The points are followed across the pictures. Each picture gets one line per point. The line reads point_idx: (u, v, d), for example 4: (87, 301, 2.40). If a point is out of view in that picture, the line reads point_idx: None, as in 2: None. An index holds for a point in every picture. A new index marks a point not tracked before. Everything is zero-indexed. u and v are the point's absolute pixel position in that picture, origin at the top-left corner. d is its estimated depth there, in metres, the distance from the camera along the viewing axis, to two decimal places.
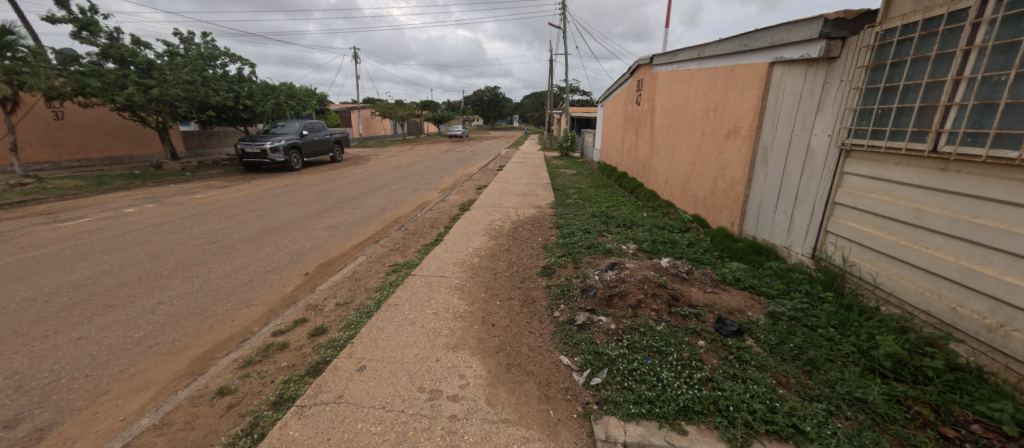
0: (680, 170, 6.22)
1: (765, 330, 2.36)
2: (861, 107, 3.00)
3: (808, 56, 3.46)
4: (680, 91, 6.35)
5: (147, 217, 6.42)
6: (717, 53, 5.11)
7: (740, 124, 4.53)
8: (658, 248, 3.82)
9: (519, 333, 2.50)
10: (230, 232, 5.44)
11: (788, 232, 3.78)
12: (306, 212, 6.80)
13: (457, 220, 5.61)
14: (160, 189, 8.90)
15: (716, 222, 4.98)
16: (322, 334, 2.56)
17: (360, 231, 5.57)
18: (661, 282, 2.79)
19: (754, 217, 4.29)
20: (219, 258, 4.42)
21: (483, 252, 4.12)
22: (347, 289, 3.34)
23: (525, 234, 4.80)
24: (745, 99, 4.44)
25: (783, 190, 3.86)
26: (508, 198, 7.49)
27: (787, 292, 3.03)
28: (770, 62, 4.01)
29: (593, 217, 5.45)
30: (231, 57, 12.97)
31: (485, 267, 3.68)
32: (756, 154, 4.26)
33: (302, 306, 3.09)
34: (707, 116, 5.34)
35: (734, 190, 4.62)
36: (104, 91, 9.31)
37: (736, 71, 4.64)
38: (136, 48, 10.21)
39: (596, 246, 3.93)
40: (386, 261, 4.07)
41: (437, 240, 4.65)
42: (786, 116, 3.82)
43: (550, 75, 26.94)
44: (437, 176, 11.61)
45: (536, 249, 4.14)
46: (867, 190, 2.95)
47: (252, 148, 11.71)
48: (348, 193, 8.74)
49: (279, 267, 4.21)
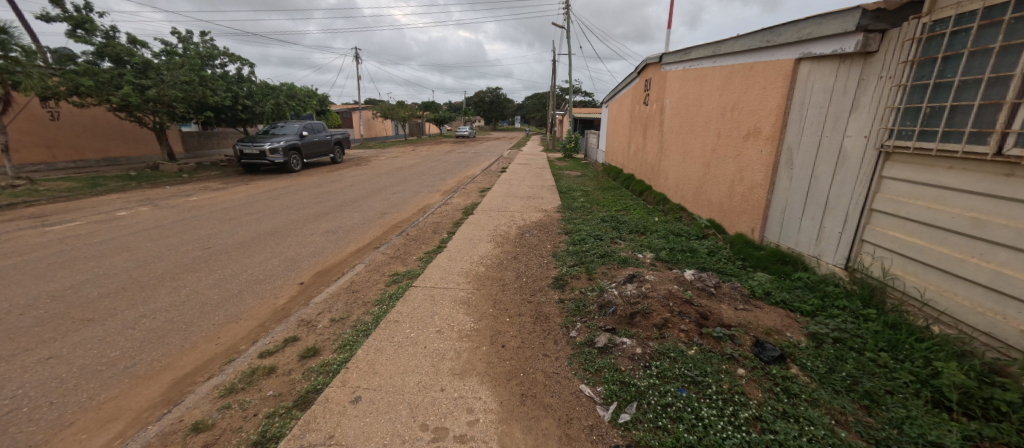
0: (693, 173, 5.96)
1: (810, 355, 2.10)
2: (905, 106, 2.75)
3: (841, 50, 3.21)
4: (693, 90, 6.10)
5: (139, 221, 6.19)
6: (734, 50, 4.87)
7: (761, 125, 4.27)
8: (677, 257, 3.56)
9: (532, 356, 2.24)
10: (224, 238, 5.20)
11: (817, 240, 3.52)
12: (303, 215, 6.57)
13: (461, 225, 5.37)
14: (155, 191, 8.69)
15: (734, 228, 4.73)
16: (314, 356, 2.31)
17: (359, 237, 5.32)
18: (688, 299, 2.54)
19: (778, 223, 4.02)
20: (210, 266, 4.17)
21: (489, 261, 3.86)
22: (343, 302, 3.09)
23: (533, 240, 4.55)
24: (767, 98, 4.19)
25: (811, 196, 3.60)
26: (513, 201, 7.23)
27: (823, 308, 2.77)
28: (796, 58, 3.76)
29: (603, 223, 5.20)
30: (230, 56, 12.78)
31: (492, 278, 3.43)
32: (779, 156, 4.00)
33: (295, 322, 2.84)
34: (723, 117, 5.09)
35: (755, 195, 4.37)
36: (98, 90, 9.10)
37: (756, 69, 4.39)
38: (133, 47, 10.00)
39: (610, 255, 3.68)
40: (386, 270, 3.82)
41: (440, 247, 4.41)
42: (815, 116, 3.57)
43: (553, 75, 26.73)
44: (438, 177, 11.36)
45: (545, 258, 3.88)
46: (912, 196, 2.70)
47: (251, 149, 11.48)
48: (348, 196, 8.52)
49: (271, 276, 3.96)
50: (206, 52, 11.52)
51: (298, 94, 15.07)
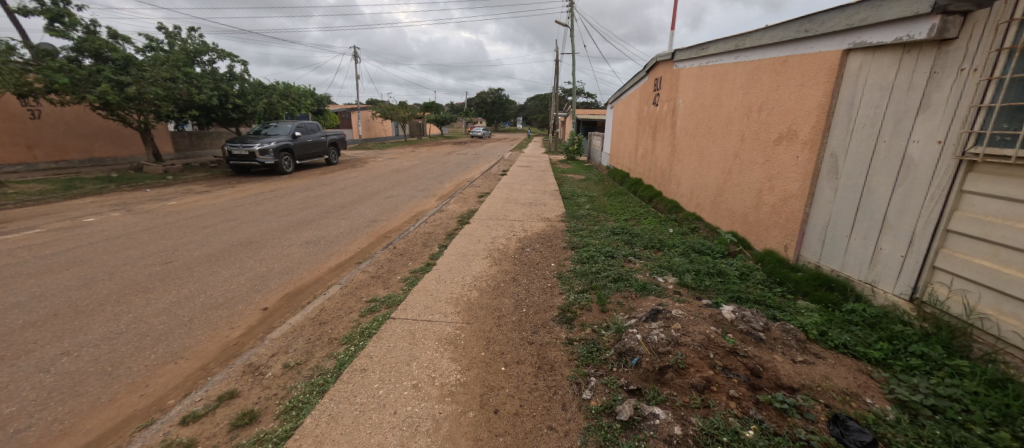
0: (711, 179, 5.41)
1: (913, 438, 1.54)
2: (1001, 105, 2.21)
3: (908, 37, 2.67)
4: (711, 88, 5.56)
5: (106, 229, 5.70)
6: (761, 43, 4.34)
7: (797, 127, 3.73)
8: (705, 283, 3.02)
9: (533, 430, 1.68)
10: (190, 250, 4.67)
11: (871, 264, 2.98)
12: (286, 223, 6.04)
13: (454, 237, 4.84)
14: (133, 194, 8.18)
15: (762, 242, 4.19)
16: (249, 426, 1.78)
17: (342, 249, 4.80)
18: (731, 348, 1.99)
19: (818, 241, 3.48)
20: (164, 286, 3.64)
21: (484, 284, 3.31)
22: (306, 339, 2.55)
23: (535, 257, 3.99)
24: (804, 96, 3.65)
25: (863, 211, 3.05)
26: (513, 208, 6.68)
27: (897, 356, 2.22)
28: (843, 49, 3.22)
29: (612, 235, 4.66)
30: (220, 53, 12.29)
31: (486, 306, 2.89)
32: (820, 164, 3.46)
33: (239, 368, 2.29)
34: (749, 119, 4.55)
35: (789, 208, 3.81)
36: (74, 87, 8.60)
37: (791, 63, 3.85)
38: (115, 42, 9.52)
39: (625, 278, 3.14)
40: (363, 294, 3.28)
41: (429, 264, 3.88)
42: (868, 117, 3.03)
43: (556, 76, 26.32)
44: (435, 181, 10.81)
45: (549, 281, 3.34)
46: (1009, 216, 2.17)
47: (240, 150, 10.98)
48: (337, 200, 7.99)
49: (232, 299, 3.42)
50: (194, 48, 11.05)
51: (292, 93, 14.57)
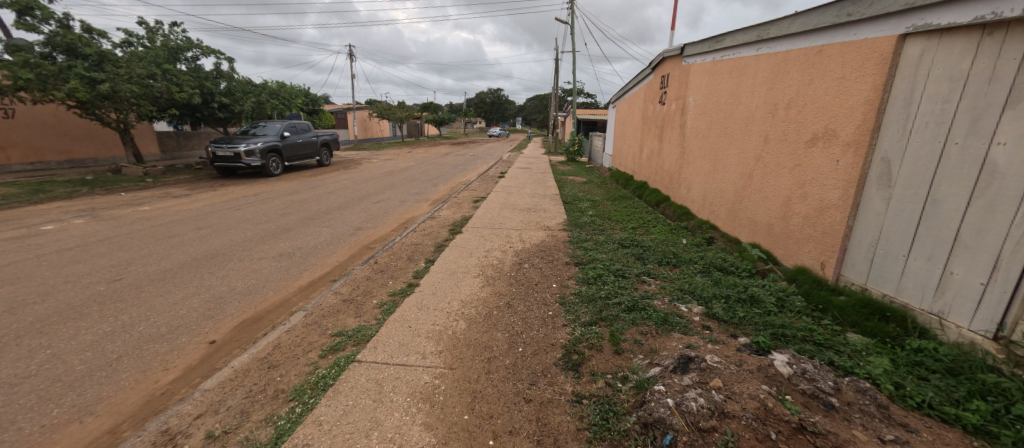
0: (728, 185, 4.92)
1: None
2: None
3: (993, 15, 2.16)
4: (728, 84, 5.06)
5: (61, 238, 5.18)
6: (790, 31, 3.83)
7: (836, 127, 3.23)
8: (739, 314, 2.51)
9: None
10: (146, 265, 4.15)
11: (939, 290, 2.47)
12: (261, 232, 5.53)
13: (444, 249, 4.34)
14: (105, 199, 7.65)
15: (793, 258, 3.69)
16: None
17: (318, 263, 4.30)
18: (796, 422, 1.47)
19: (864, 260, 2.98)
20: (102, 312, 3.12)
21: (473, 312, 2.79)
22: (246, 391, 2.04)
23: (534, 275, 3.47)
24: (847, 90, 3.14)
25: (926, 226, 2.54)
26: (510, 215, 6.14)
27: (1004, 422, 1.70)
28: (898, 34, 2.72)
29: (621, 248, 4.15)
30: (205, 50, 11.77)
31: (474, 343, 2.38)
32: (867, 170, 2.96)
33: (149, 437, 1.76)
34: (774, 118, 4.06)
35: (826, 219, 3.31)
36: (42, 84, 8.06)
37: (828, 54, 3.35)
38: (89, 37, 9.00)
39: (642, 307, 2.63)
40: (330, 326, 2.74)
41: (412, 284, 3.38)
42: (932, 115, 2.52)
43: (556, 75, 25.87)
44: (429, 184, 10.28)
45: (550, 308, 2.82)
46: None
47: (225, 151, 10.46)
48: (322, 205, 7.47)
49: (175, 330, 2.88)
50: (176, 44, 10.55)
51: (282, 92, 14.04)
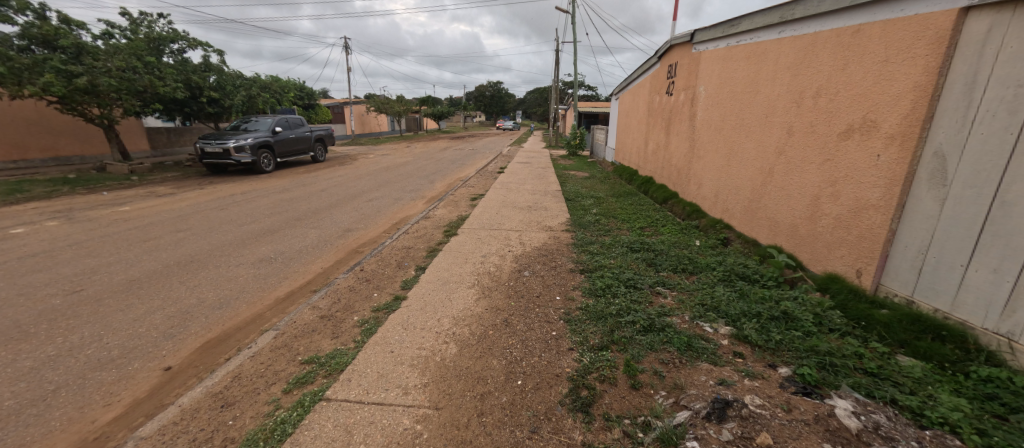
0: (745, 181, 4.55)
1: None
2: None
3: None
4: (745, 71, 4.66)
5: (28, 242, 4.83)
6: (820, 10, 3.42)
7: (876, 117, 2.86)
8: (773, 337, 2.17)
9: None
10: (112, 274, 3.81)
11: (1011, 308, 2.10)
12: (244, 234, 5.17)
13: (436, 254, 4.00)
14: (85, 198, 7.29)
15: (822, 264, 3.33)
16: None
17: (300, 269, 3.96)
18: None
19: (910, 270, 2.61)
20: (50, 331, 2.78)
21: (466, 332, 2.44)
22: (188, 440, 1.69)
23: (534, 286, 3.11)
24: (892, 75, 2.74)
25: (994, 232, 2.17)
26: (509, 215, 5.78)
27: None
28: (958, 8, 2.33)
29: (630, 252, 3.78)
30: (192, 42, 11.34)
31: (466, 374, 2.03)
32: (916, 167, 2.58)
33: None
34: (799, 108, 3.68)
35: (862, 221, 2.94)
36: (16, 77, 7.66)
37: (867, 34, 2.96)
38: (67, 28, 8.59)
39: (660, 328, 2.28)
40: (302, 349, 2.40)
41: (398, 296, 3.04)
42: (1003, 102, 2.13)
43: (557, 68, 25.32)
44: (426, 180, 9.89)
45: (555, 326, 2.47)
46: None
47: (213, 147, 10.05)
48: (312, 204, 7.12)
49: (127, 354, 2.53)
50: (160, 36, 10.13)
51: (273, 85, 13.60)
